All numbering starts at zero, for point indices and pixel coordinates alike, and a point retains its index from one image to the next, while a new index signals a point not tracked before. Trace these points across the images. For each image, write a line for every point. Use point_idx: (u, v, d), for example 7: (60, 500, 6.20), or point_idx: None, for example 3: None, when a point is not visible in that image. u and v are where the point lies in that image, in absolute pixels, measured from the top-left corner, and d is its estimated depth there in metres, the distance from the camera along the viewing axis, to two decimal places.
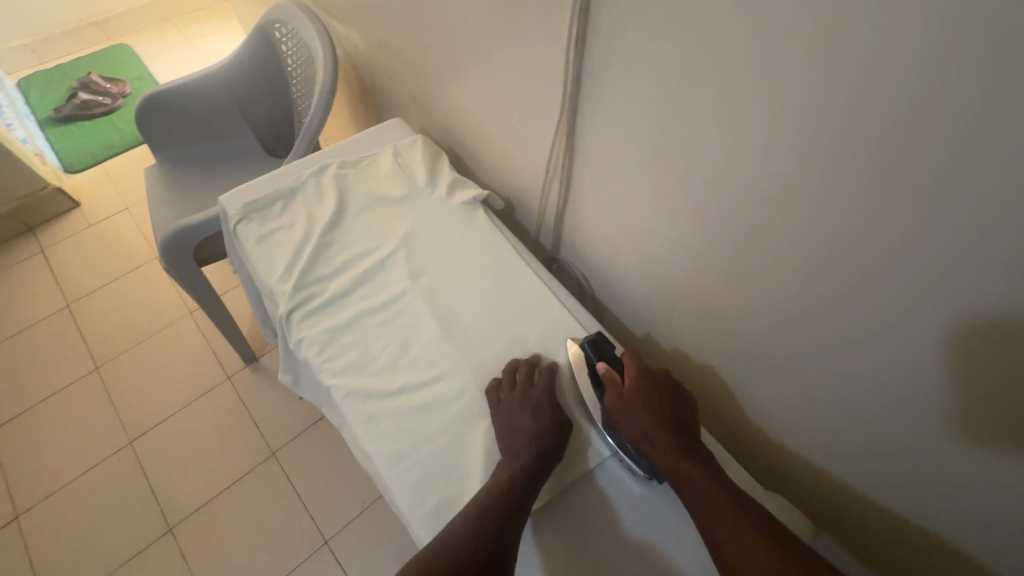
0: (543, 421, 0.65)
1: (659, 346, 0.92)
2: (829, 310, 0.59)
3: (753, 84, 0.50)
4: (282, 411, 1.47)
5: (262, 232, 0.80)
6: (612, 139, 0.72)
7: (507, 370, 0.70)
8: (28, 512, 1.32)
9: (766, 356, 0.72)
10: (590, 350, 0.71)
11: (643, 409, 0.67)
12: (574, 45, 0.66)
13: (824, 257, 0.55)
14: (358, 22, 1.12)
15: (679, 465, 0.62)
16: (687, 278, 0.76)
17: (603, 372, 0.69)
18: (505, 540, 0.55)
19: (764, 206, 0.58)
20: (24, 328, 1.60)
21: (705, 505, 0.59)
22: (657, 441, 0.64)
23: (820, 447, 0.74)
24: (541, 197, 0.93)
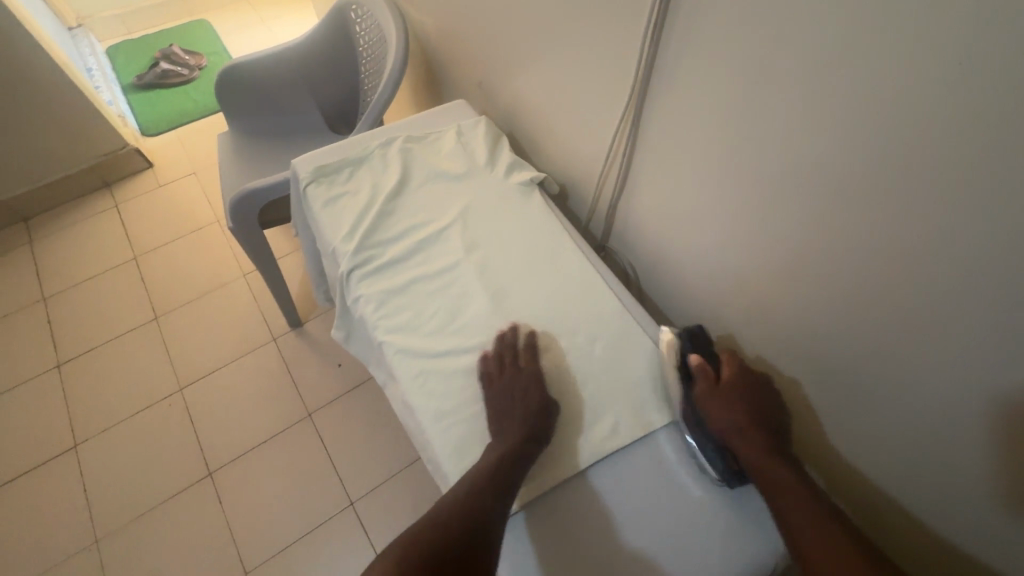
0: (532, 403, 0.66)
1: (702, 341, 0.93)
2: (884, 308, 0.60)
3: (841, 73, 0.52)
4: (321, 375, 1.53)
5: (329, 195, 0.85)
6: (678, 128, 0.74)
7: (492, 354, 0.71)
8: (86, 442, 1.42)
9: (816, 355, 0.72)
10: (685, 339, 0.74)
11: (735, 407, 0.67)
12: (650, 34, 0.69)
13: (887, 251, 0.56)
14: (433, 7, 1.16)
15: (766, 463, 0.62)
16: (739, 271, 0.77)
17: (695, 365, 0.71)
18: (491, 516, 0.57)
19: (831, 196, 0.59)
20: (96, 275, 1.72)
21: (787, 502, 0.59)
22: (749, 436, 0.65)
23: (861, 454, 0.73)
24: (595, 187, 0.95)
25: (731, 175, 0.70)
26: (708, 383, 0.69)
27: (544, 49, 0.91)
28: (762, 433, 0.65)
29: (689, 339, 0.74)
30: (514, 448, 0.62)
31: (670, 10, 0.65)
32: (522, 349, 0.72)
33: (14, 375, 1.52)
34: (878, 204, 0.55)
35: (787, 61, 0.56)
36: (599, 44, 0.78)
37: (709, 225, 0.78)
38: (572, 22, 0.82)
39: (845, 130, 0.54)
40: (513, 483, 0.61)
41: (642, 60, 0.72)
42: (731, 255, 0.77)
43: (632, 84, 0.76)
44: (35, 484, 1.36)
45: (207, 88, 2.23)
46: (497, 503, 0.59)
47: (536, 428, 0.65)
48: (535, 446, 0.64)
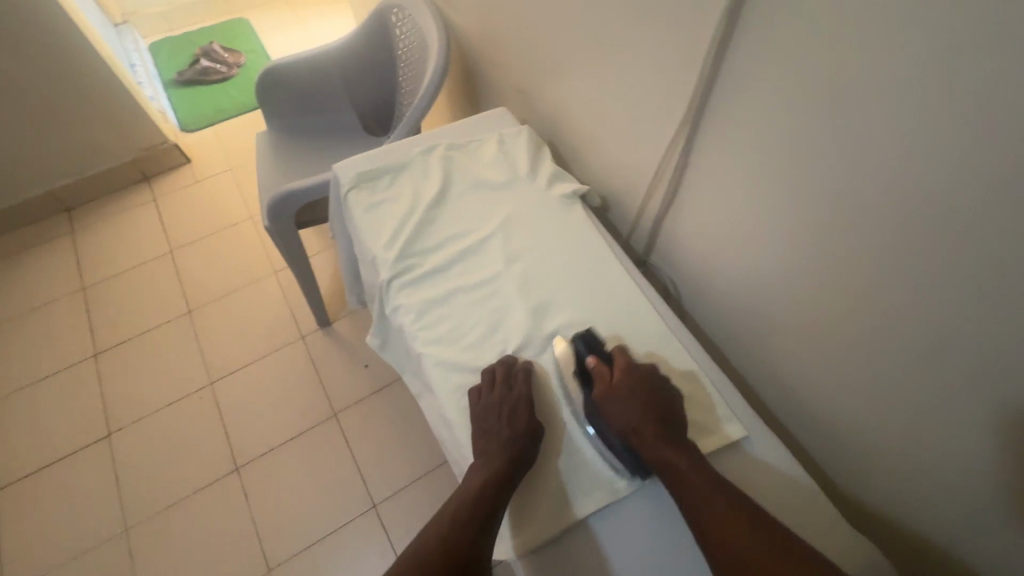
0: (519, 426, 0.64)
1: (746, 363, 0.90)
2: (946, 344, 0.56)
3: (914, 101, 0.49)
4: (347, 375, 1.54)
5: (370, 201, 0.85)
6: (731, 146, 0.71)
7: (486, 371, 0.69)
8: (120, 431, 1.45)
9: (868, 389, 0.69)
10: (580, 344, 0.71)
11: (628, 403, 0.65)
12: (710, 48, 0.66)
13: (955, 288, 0.53)
14: (474, 12, 1.15)
15: (671, 461, 0.61)
16: (789, 295, 0.73)
17: (591, 367, 0.69)
18: (478, 544, 0.58)
19: (894, 225, 0.56)
20: (133, 267, 1.76)
21: (693, 497, 0.58)
22: (645, 433, 0.63)
23: (912, 493, 0.70)
24: (641, 198, 0.91)
25: (786, 195, 0.67)
26: (605, 382, 0.67)
27: (590, 58, 0.89)
28: (661, 429, 0.64)
29: (587, 344, 0.71)
30: (497, 474, 0.61)
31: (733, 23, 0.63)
32: (511, 367, 0.69)
33: (53, 362, 1.56)
34: (950, 236, 0.51)
35: (855, 86, 0.54)
36: (650, 55, 0.76)
37: (759, 247, 0.75)
38: (622, 32, 0.79)
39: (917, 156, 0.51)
40: (497, 509, 0.60)
41: (699, 74, 0.70)
42: (780, 279, 0.74)
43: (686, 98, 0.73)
44: (70, 469, 1.40)
45: (244, 86, 2.26)
46: (482, 532, 0.59)
47: (523, 451, 0.63)
48: (521, 468, 0.63)
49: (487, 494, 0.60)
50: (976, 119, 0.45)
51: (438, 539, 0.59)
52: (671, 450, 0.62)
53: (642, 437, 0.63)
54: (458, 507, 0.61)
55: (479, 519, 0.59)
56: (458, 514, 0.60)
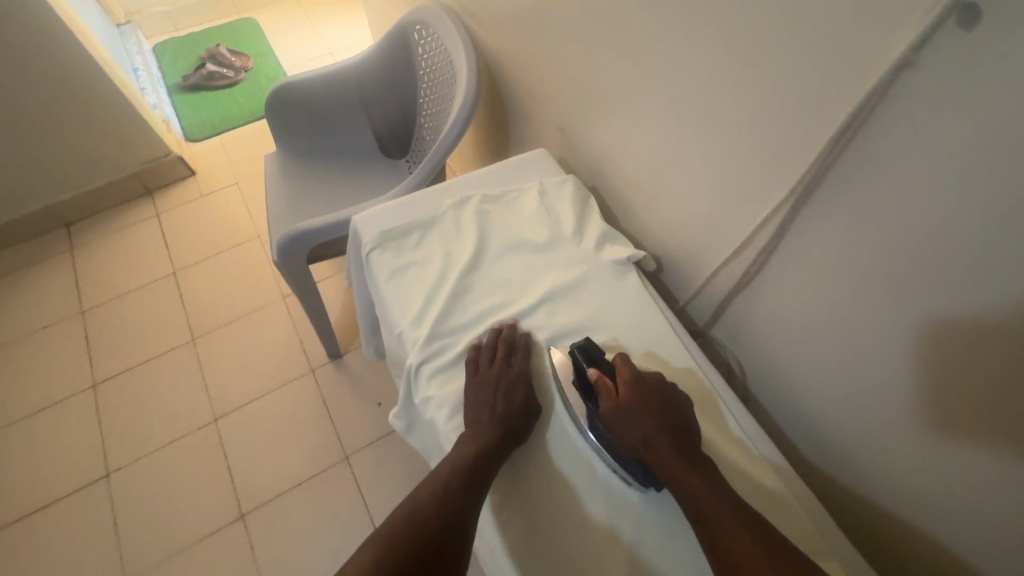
0: (515, 405, 0.62)
1: (811, 461, 0.78)
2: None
3: None
4: (359, 414, 1.45)
5: (395, 266, 0.74)
6: (823, 226, 0.60)
7: (484, 347, 0.67)
8: (118, 471, 1.37)
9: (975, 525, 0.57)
10: (580, 356, 0.64)
11: (635, 418, 0.59)
12: (838, 130, 0.53)
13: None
14: (508, 35, 1.04)
15: (686, 479, 0.55)
16: (886, 406, 0.62)
17: (594, 379, 0.62)
18: (464, 513, 0.55)
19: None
20: (134, 289, 1.67)
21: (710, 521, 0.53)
22: (659, 449, 0.57)
23: None
24: (710, 271, 0.79)
25: (898, 296, 0.55)
26: (610, 395, 0.61)
27: (647, 102, 0.78)
28: (677, 444, 0.58)
29: (584, 353, 0.65)
30: (489, 445, 0.59)
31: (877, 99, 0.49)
32: (510, 343, 0.68)
33: (49, 393, 1.48)
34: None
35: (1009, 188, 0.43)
36: (728, 109, 0.65)
37: (855, 347, 0.63)
38: (691, 78, 0.68)
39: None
40: (488, 481, 0.58)
41: (799, 143, 0.58)
42: (876, 386, 0.62)
43: (780, 168, 0.62)
44: (65, 514, 1.31)
45: (252, 92, 2.16)
46: (470, 501, 0.56)
47: (515, 428, 0.61)
48: (513, 444, 0.61)
49: (480, 462, 0.58)
50: None
51: (427, 505, 0.56)
52: (685, 469, 0.56)
53: (654, 454, 0.57)
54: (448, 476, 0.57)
55: (469, 488, 0.57)
56: (447, 481, 0.57)
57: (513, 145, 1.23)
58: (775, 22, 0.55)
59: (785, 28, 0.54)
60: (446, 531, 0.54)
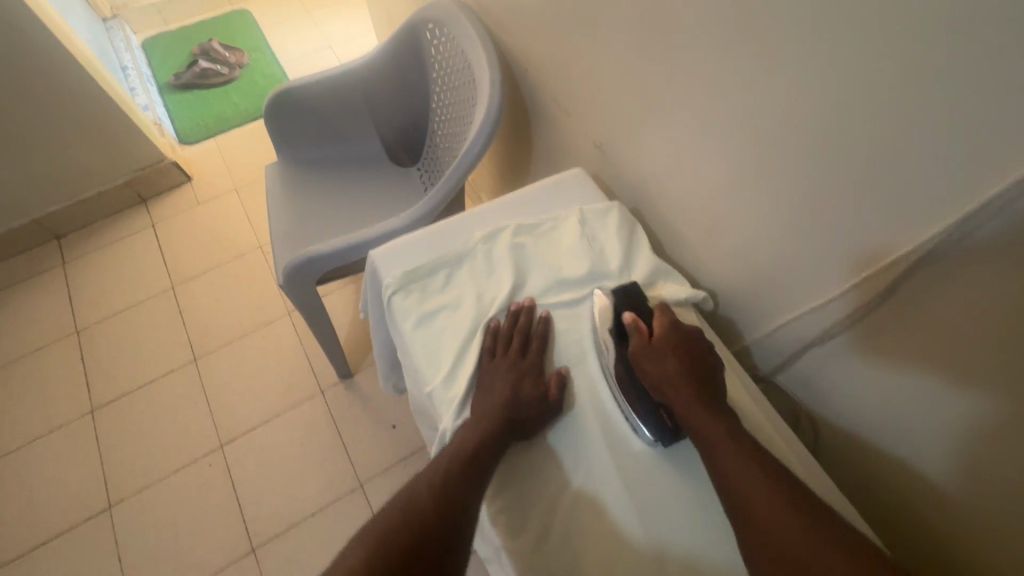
0: (522, 392, 0.59)
1: (890, 519, 0.70)
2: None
3: None
4: (373, 438, 1.37)
5: (423, 311, 0.66)
6: (939, 276, 0.51)
7: (494, 332, 0.63)
8: (120, 504, 1.29)
9: None
10: (620, 295, 0.64)
11: (671, 359, 0.59)
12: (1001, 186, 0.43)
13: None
14: (534, 37, 0.94)
15: (706, 424, 0.55)
16: (1002, 484, 0.53)
17: (629, 323, 0.62)
18: (461, 501, 0.52)
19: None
20: (131, 305, 1.58)
21: (724, 462, 0.52)
22: (681, 392, 0.57)
23: None
24: (786, 316, 0.70)
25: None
26: (642, 336, 0.61)
27: (703, 119, 0.68)
28: (701, 388, 0.57)
29: (623, 297, 0.64)
30: (492, 434, 0.56)
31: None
32: (526, 330, 0.63)
33: (47, 420, 1.40)
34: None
35: None
36: (818, 137, 0.55)
37: (969, 416, 0.54)
38: (771, 99, 0.58)
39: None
40: (490, 471, 0.54)
41: (920, 183, 0.48)
42: (992, 461, 0.53)
43: (889, 209, 0.52)
44: (65, 551, 1.24)
45: (249, 90, 2.04)
46: (470, 491, 0.53)
47: (524, 416, 0.58)
48: (520, 433, 0.58)
49: (481, 450, 0.55)
50: None
51: (424, 495, 0.53)
52: (708, 414, 0.55)
53: (676, 394, 0.57)
54: (446, 464, 0.55)
55: (468, 474, 0.53)
56: (446, 469, 0.54)
57: (537, 155, 1.14)
58: (898, 40, 0.45)
59: (914, 49, 0.44)
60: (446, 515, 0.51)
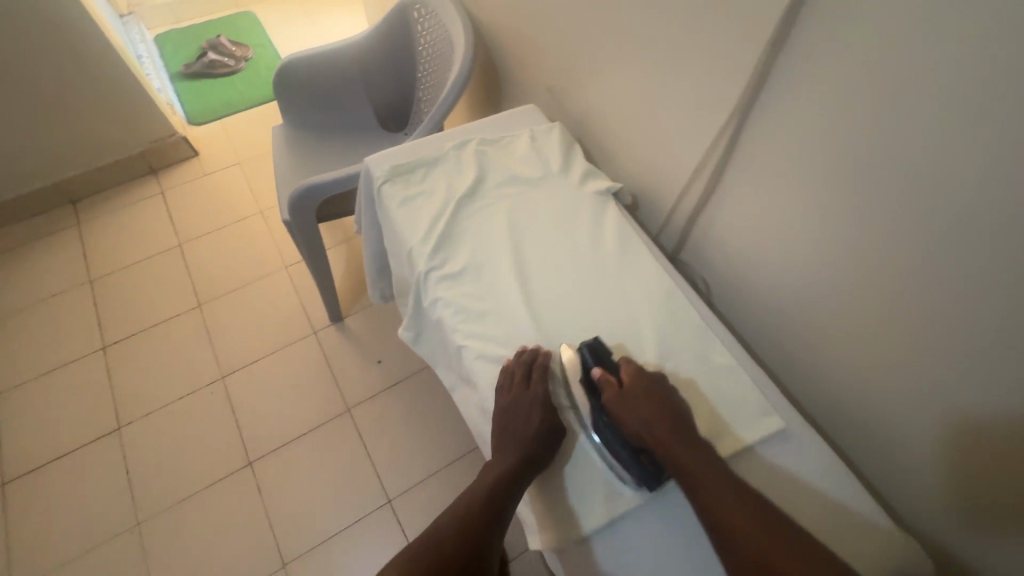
0: (533, 428, 0.65)
1: (761, 352, 0.92)
2: (977, 316, 0.58)
3: (938, 97, 0.53)
4: (361, 371, 1.54)
5: (406, 195, 0.85)
6: (770, 139, 0.73)
7: (506, 372, 0.69)
8: (129, 426, 1.44)
9: (877, 360, 0.72)
10: (587, 353, 0.69)
11: (643, 407, 0.64)
12: (766, 45, 0.67)
13: (995, 271, 0.55)
14: (501, 10, 1.16)
15: (687, 463, 0.60)
16: (817, 281, 0.75)
17: (598, 377, 0.67)
18: (485, 534, 0.62)
19: (943, 210, 0.57)
20: (141, 260, 1.74)
21: (709, 498, 0.57)
22: (660, 434, 0.62)
23: (928, 474, 0.72)
24: (677, 193, 0.92)
25: (820, 186, 0.69)
26: (613, 388, 0.66)
27: (625, 55, 0.90)
28: (676, 430, 0.63)
29: (592, 351, 0.69)
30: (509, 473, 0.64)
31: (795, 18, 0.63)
32: (531, 363, 0.69)
33: (61, 354, 1.55)
34: (991, 224, 0.53)
35: (881, 83, 0.57)
36: (694, 52, 0.77)
37: (793, 236, 0.76)
38: (665, 29, 0.80)
39: (973, 142, 0.52)
40: (507, 507, 0.63)
41: (747, 70, 0.70)
42: (811, 267, 0.75)
43: (732, 96, 0.74)
44: (79, 463, 1.38)
45: (253, 80, 2.25)
46: (494, 523, 0.63)
47: (538, 451, 0.65)
48: (537, 466, 0.65)
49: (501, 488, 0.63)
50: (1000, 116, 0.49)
51: (451, 526, 0.62)
52: (685, 455, 0.60)
53: (655, 438, 0.62)
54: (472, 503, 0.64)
55: (491, 511, 0.63)
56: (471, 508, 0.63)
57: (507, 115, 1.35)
58: None
59: None
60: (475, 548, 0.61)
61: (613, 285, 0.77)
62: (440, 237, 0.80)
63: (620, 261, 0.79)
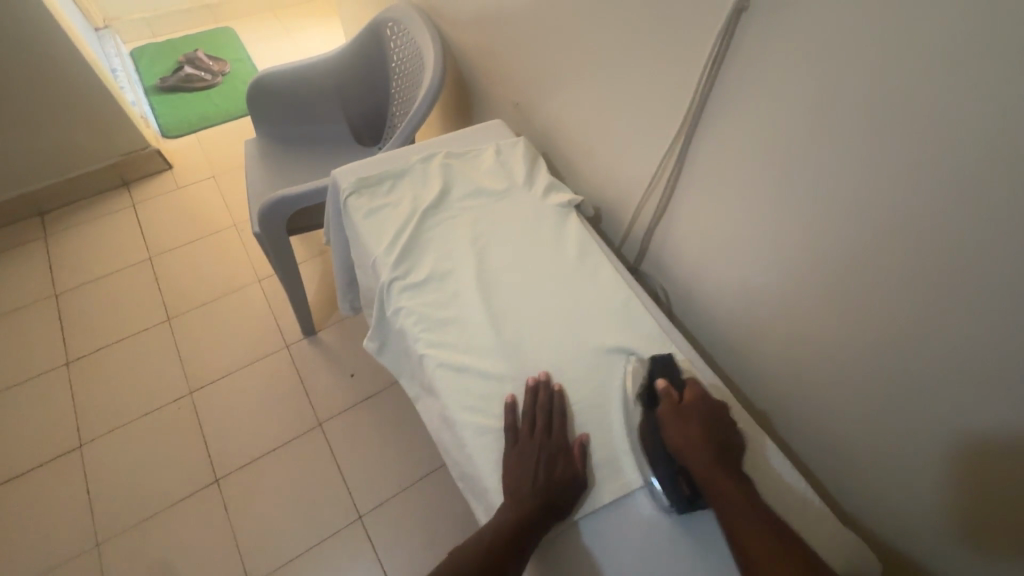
0: (559, 476, 0.63)
1: (719, 358, 0.95)
2: (905, 317, 0.62)
3: (864, 112, 0.57)
4: (333, 385, 1.52)
5: (372, 206, 0.86)
6: (720, 152, 0.76)
7: (524, 413, 0.67)
8: (91, 443, 1.40)
9: (824, 364, 0.75)
10: (655, 364, 0.71)
11: (700, 429, 0.64)
12: (707, 65, 0.71)
13: (919, 276, 0.59)
14: (471, 28, 1.19)
15: (729, 489, 0.60)
16: (766, 288, 0.79)
17: (660, 387, 0.68)
18: None
19: (870, 219, 0.61)
20: (109, 273, 1.72)
21: (740, 525, 0.57)
22: (708, 458, 0.62)
23: (877, 477, 0.75)
24: (635, 203, 0.95)
25: (767, 197, 0.73)
26: (670, 403, 0.67)
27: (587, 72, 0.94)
28: (723, 456, 0.63)
29: (662, 364, 0.71)
30: (527, 518, 0.59)
31: (732, 40, 0.67)
32: (548, 408, 0.68)
33: (22, 370, 1.51)
34: (911, 232, 0.58)
35: (815, 98, 0.61)
36: (650, 69, 0.81)
37: (744, 244, 0.79)
38: (623, 47, 0.84)
39: (892, 156, 0.56)
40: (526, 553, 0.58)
41: (699, 86, 0.74)
42: (759, 275, 0.79)
43: (686, 109, 0.78)
44: (37, 483, 1.34)
45: (229, 94, 2.26)
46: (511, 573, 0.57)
47: (560, 495, 0.62)
48: (560, 512, 0.62)
49: (520, 534, 0.58)
50: (917, 129, 0.53)
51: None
52: (729, 482, 0.60)
53: (700, 460, 0.62)
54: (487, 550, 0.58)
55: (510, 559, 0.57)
56: (487, 558, 0.58)
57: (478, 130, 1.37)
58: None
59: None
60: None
61: (574, 293, 0.79)
62: (403, 247, 0.81)
63: (579, 272, 0.81)
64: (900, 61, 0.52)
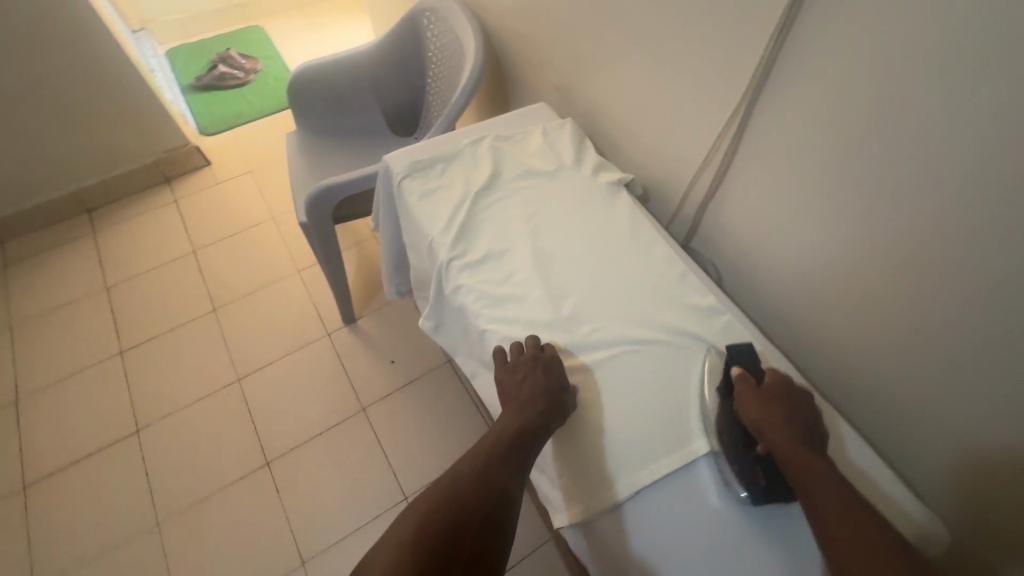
0: (555, 377, 0.68)
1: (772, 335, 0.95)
2: (975, 290, 0.61)
3: (932, 83, 0.57)
4: (374, 371, 1.56)
5: (425, 189, 0.88)
6: (775, 130, 0.76)
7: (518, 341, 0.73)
8: (147, 428, 1.46)
9: (884, 341, 0.75)
10: (734, 352, 0.70)
11: (781, 409, 0.64)
12: (770, 41, 0.70)
13: (989, 248, 0.58)
14: (511, 14, 1.20)
15: (806, 460, 0.59)
16: (823, 264, 0.78)
17: (735, 374, 0.68)
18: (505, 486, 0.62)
19: (937, 189, 0.60)
20: (156, 267, 1.78)
21: (819, 498, 0.55)
22: (783, 435, 0.62)
23: (941, 450, 0.74)
24: (686, 182, 0.95)
25: (825, 173, 0.72)
26: (749, 387, 0.66)
27: (631, 52, 0.94)
28: (802, 436, 0.62)
29: (736, 351, 0.70)
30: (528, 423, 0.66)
31: (797, 9, 0.66)
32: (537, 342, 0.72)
33: (80, 359, 1.58)
34: (986, 200, 0.56)
35: (879, 70, 0.61)
36: (698, 48, 0.81)
37: (800, 221, 0.79)
38: (668, 28, 0.84)
39: (964, 125, 0.55)
40: (528, 454, 0.65)
41: (752, 65, 0.74)
42: (817, 251, 0.79)
43: (738, 88, 0.77)
44: (100, 466, 1.40)
45: (262, 90, 2.31)
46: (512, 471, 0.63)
47: (557, 399, 0.67)
48: (558, 415, 0.67)
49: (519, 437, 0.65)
50: (986, 98, 0.53)
51: (468, 477, 0.62)
52: (814, 458, 0.59)
53: (780, 438, 0.61)
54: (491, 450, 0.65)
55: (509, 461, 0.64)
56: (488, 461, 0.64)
57: None
58: None
59: None
60: (498, 499, 0.60)
61: (632, 270, 0.80)
62: (458, 227, 0.83)
63: (635, 248, 0.82)
64: (971, 29, 0.52)
